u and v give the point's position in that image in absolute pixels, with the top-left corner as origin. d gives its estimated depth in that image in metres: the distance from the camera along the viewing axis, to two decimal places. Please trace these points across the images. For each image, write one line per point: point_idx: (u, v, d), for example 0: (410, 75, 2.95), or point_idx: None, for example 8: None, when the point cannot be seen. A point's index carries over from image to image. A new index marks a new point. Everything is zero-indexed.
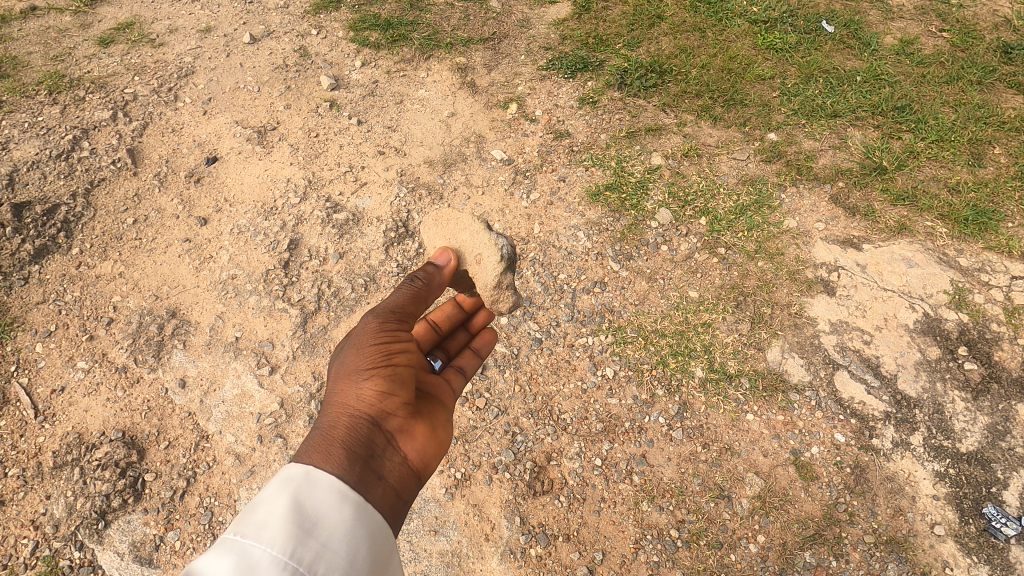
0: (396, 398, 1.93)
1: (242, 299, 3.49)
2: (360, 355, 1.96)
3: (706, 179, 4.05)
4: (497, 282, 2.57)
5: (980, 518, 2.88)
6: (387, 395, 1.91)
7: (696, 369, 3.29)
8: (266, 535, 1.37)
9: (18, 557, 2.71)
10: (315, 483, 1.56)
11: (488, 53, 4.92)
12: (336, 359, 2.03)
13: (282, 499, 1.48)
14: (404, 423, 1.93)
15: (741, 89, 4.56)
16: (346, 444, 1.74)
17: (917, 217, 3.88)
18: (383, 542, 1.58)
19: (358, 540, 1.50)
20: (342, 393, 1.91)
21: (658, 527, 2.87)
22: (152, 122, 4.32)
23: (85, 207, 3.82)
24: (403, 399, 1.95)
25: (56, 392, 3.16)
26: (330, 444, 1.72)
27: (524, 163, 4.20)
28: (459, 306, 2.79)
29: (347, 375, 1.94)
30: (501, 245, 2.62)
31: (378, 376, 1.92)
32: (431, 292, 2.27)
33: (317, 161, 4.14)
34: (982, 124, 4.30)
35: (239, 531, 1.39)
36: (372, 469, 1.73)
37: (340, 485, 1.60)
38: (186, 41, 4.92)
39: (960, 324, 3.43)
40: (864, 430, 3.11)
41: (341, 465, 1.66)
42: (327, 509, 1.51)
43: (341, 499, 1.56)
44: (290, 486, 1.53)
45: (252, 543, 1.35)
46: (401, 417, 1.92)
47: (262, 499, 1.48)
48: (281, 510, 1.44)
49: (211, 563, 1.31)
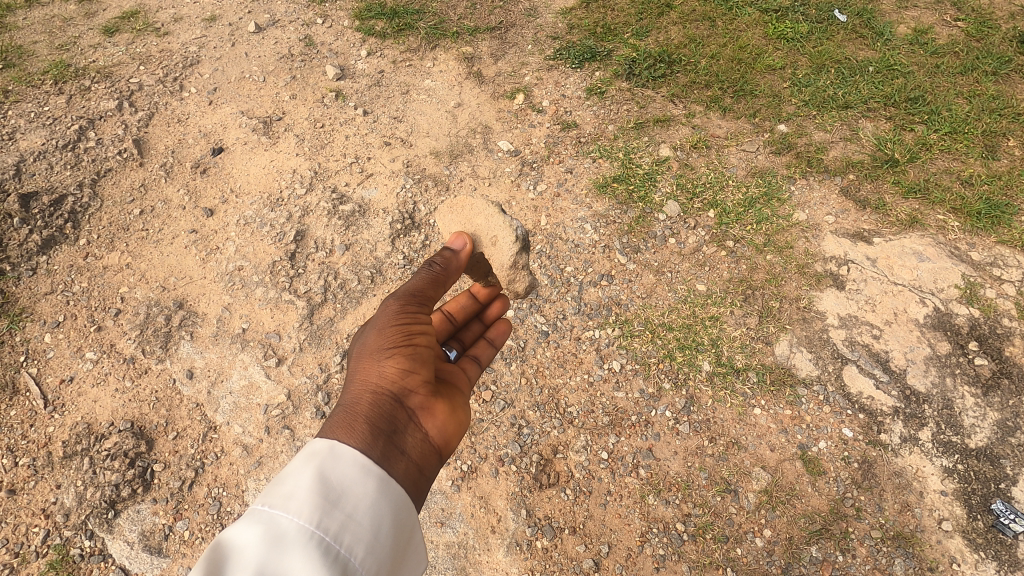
0: (417, 375, 1.95)
1: (249, 291, 3.49)
2: (382, 335, 2.00)
3: (715, 171, 4.01)
4: (514, 262, 2.63)
5: (988, 515, 2.87)
6: (409, 373, 1.94)
7: (703, 363, 3.28)
8: (293, 505, 1.39)
9: (29, 545, 2.74)
10: (339, 456, 1.56)
11: (494, 42, 4.87)
12: (358, 341, 2.06)
13: (308, 471, 1.48)
14: (425, 401, 1.94)
15: (751, 80, 4.51)
16: (369, 419, 1.74)
17: (929, 210, 3.83)
18: (407, 516, 1.57)
19: (382, 513, 1.49)
20: (364, 370, 1.94)
21: (664, 521, 2.88)
22: (158, 112, 4.30)
23: (92, 198, 3.82)
24: (424, 377, 1.97)
25: (65, 382, 3.18)
26: (355, 418, 1.74)
27: (530, 155, 4.16)
28: (474, 297, 2.74)
29: (369, 354, 1.97)
30: (515, 226, 2.66)
31: (400, 355, 1.95)
32: (450, 276, 2.30)
33: (323, 151, 4.13)
34: (996, 116, 4.23)
35: (267, 502, 1.41)
36: (394, 444, 1.73)
37: (364, 458, 1.59)
38: (191, 30, 4.89)
39: (971, 319, 3.39)
40: (872, 425, 3.09)
41: (363, 439, 1.66)
42: (351, 480, 1.51)
43: (364, 472, 1.55)
44: (315, 459, 1.53)
45: (280, 513, 1.37)
46: (421, 395, 1.94)
47: (289, 471, 1.49)
48: (307, 481, 1.44)
49: (241, 533, 1.33)
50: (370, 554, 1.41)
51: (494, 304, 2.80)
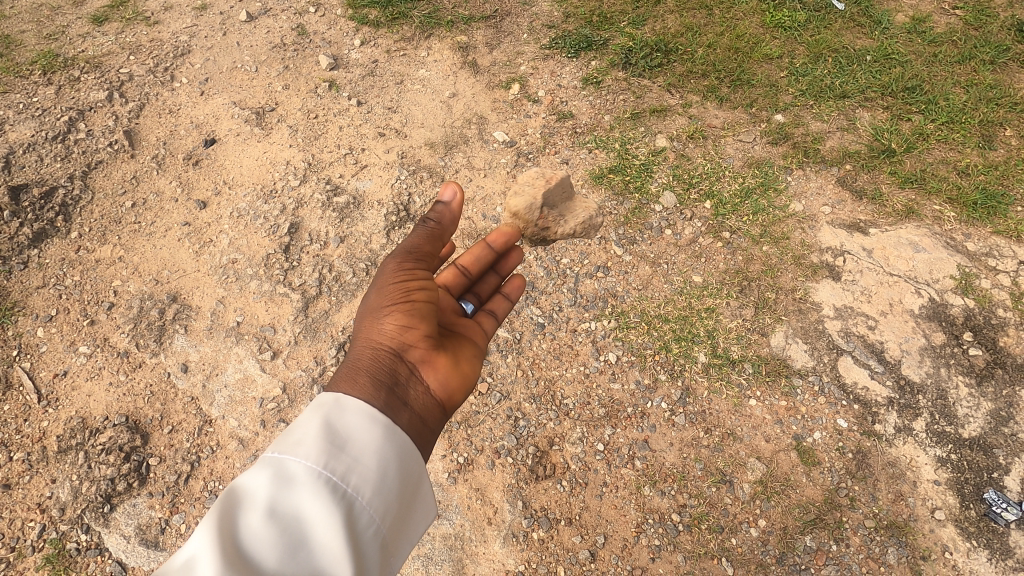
0: (417, 330, 2.00)
1: (243, 284, 3.46)
2: (382, 294, 2.05)
3: (711, 162, 4.00)
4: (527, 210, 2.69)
5: (980, 504, 2.89)
6: (409, 328, 1.99)
7: (699, 354, 3.28)
8: (301, 449, 1.46)
9: (26, 540, 2.75)
10: (344, 406, 1.63)
11: (490, 31, 4.82)
12: (362, 300, 2.12)
13: (314, 421, 1.55)
14: (427, 354, 1.99)
15: (748, 69, 4.47)
16: (370, 372, 1.81)
17: (925, 200, 3.83)
18: (413, 460, 1.62)
19: (388, 456, 1.55)
20: (367, 329, 2.02)
21: (660, 512, 2.90)
22: (149, 103, 4.25)
23: (83, 190, 3.77)
24: (425, 331, 2.01)
25: (58, 376, 3.16)
26: (356, 372, 1.82)
27: (526, 146, 4.14)
28: (489, 246, 2.67)
29: (371, 313, 2.04)
30: None
31: (399, 311, 2.00)
32: (447, 230, 2.25)
33: (316, 143, 4.09)
34: (993, 105, 4.21)
35: (277, 449, 1.49)
36: (396, 395, 1.80)
37: (368, 407, 1.65)
38: (181, 19, 4.81)
39: (966, 309, 3.40)
40: (867, 415, 3.11)
41: (366, 389, 1.73)
42: (357, 428, 1.57)
43: (369, 420, 1.61)
44: (322, 409, 1.61)
45: (289, 458, 1.45)
46: (423, 349, 1.99)
47: (298, 421, 1.57)
48: (314, 429, 1.52)
49: (252, 479, 1.42)
50: (378, 495, 1.47)
51: (512, 254, 2.76)
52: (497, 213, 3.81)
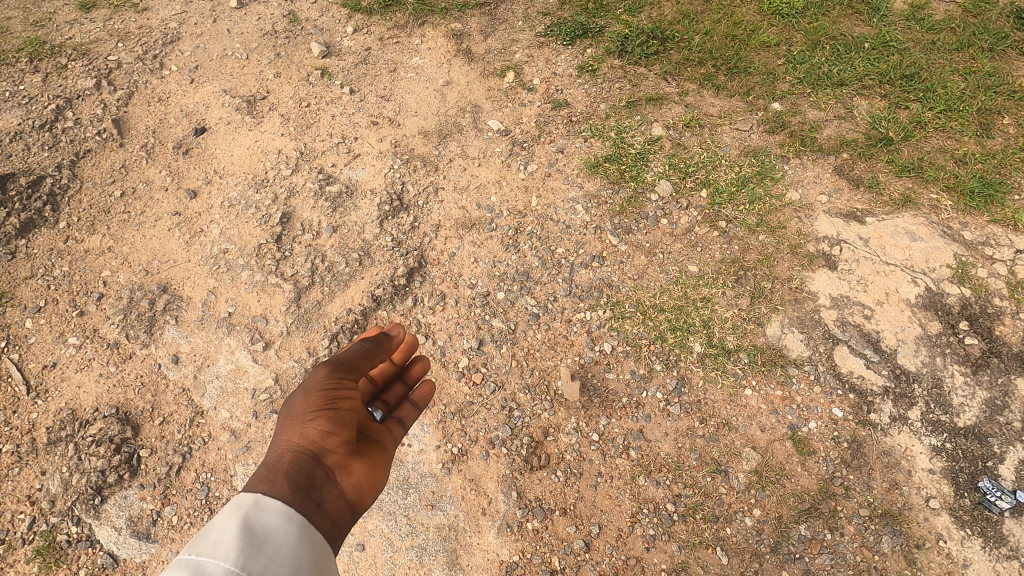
0: (337, 436, 1.88)
1: (234, 274, 3.42)
2: (305, 395, 1.91)
3: (707, 151, 3.96)
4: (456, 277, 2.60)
5: (975, 492, 2.89)
6: (330, 434, 1.86)
7: (695, 344, 3.26)
8: (220, 551, 1.33)
9: (16, 532, 2.72)
10: (263, 507, 1.53)
11: (484, 18, 4.76)
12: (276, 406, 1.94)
13: (232, 523, 1.43)
14: (344, 460, 1.86)
15: (745, 56, 4.42)
16: (289, 474, 1.69)
17: (922, 189, 3.81)
18: (328, 562, 1.55)
19: (305, 555, 1.46)
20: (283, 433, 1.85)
21: (654, 501, 2.89)
22: (138, 91, 4.19)
23: (71, 179, 3.71)
24: (345, 437, 1.90)
25: (47, 368, 3.12)
26: (277, 477, 1.68)
27: (521, 134, 4.09)
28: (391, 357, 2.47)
29: (291, 416, 1.88)
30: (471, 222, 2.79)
31: (322, 417, 1.87)
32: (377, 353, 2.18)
33: (309, 131, 4.03)
34: (992, 93, 4.17)
35: (190, 552, 1.34)
36: (313, 500, 1.68)
37: (288, 507, 1.57)
38: (171, 6, 4.73)
39: (962, 298, 3.38)
40: (863, 405, 3.10)
41: (284, 491, 1.62)
42: (276, 529, 1.48)
43: (287, 519, 1.53)
44: (239, 512, 1.48)
45: (206, 559, 1.31)
46: (340, 455, 1.86)
47: (212, 523, 1.43)
48: (232, 530, 1.40)
49: None
50: None
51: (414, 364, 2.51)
52: (491, 202, 3.78)
